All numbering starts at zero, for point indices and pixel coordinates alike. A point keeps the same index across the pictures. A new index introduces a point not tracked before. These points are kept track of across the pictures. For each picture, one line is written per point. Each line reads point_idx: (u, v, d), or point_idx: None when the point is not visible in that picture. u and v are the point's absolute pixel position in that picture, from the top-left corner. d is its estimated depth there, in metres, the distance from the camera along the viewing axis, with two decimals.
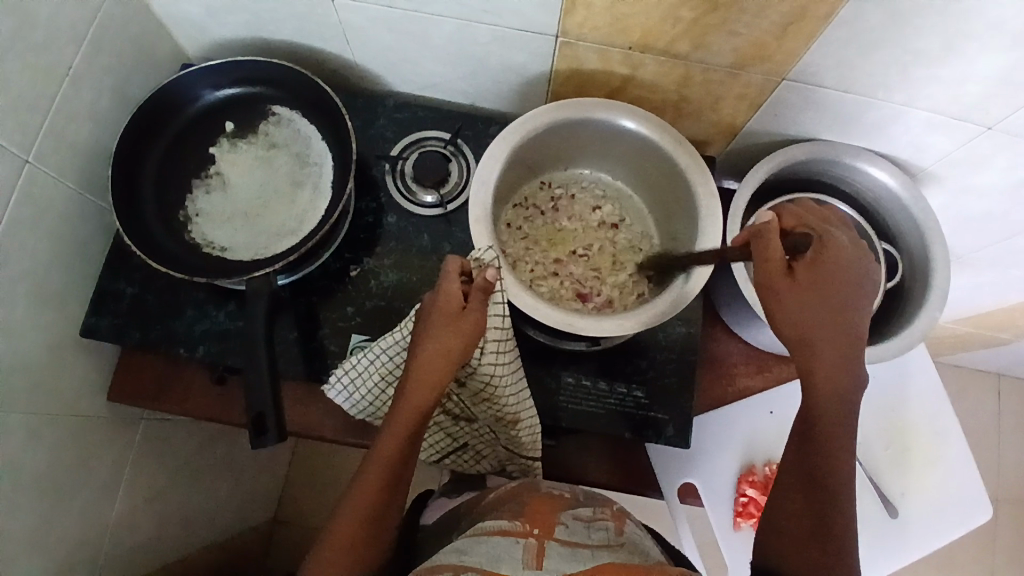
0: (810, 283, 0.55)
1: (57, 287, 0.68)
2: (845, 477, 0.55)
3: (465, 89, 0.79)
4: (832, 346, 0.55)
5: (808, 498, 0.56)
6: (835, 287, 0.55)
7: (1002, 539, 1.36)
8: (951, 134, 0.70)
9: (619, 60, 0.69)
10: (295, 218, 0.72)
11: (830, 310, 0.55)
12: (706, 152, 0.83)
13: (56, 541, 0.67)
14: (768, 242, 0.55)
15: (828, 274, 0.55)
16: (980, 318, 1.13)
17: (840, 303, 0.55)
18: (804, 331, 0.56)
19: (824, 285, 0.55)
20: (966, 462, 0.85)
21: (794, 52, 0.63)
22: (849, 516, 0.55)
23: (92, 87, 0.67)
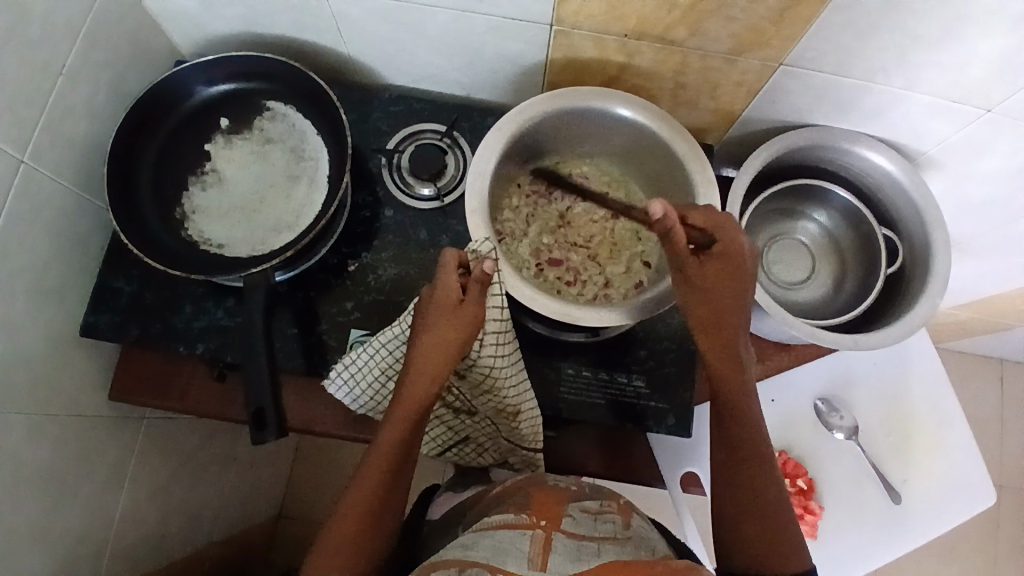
0: (712, 273, 0.60)
1: (56, 286, 0.68)
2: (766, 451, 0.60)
3: (461, 80, 0.79)
4: (731, 329, 0.61)
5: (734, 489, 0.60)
6: (730, 274, 0.60)
7: (1005, 524, 1.36)
8: (950, 119, 0.70)
9: (615, 48, 0.68)
10: (292, 214, 0.72)
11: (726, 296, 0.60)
12: (704, 141, 0.82)
13: (60, 539, 0.67)
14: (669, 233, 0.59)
15: (723, 264, 0.60)
16: (981, 304, 1.12)
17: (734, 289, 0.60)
18: (704, 315, 0.61)
19: (725, 275, 0.60)
20: (970, 447, 0.85)
21: (791, 36, 0.62)
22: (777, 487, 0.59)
23: (85, 84, 0.67)
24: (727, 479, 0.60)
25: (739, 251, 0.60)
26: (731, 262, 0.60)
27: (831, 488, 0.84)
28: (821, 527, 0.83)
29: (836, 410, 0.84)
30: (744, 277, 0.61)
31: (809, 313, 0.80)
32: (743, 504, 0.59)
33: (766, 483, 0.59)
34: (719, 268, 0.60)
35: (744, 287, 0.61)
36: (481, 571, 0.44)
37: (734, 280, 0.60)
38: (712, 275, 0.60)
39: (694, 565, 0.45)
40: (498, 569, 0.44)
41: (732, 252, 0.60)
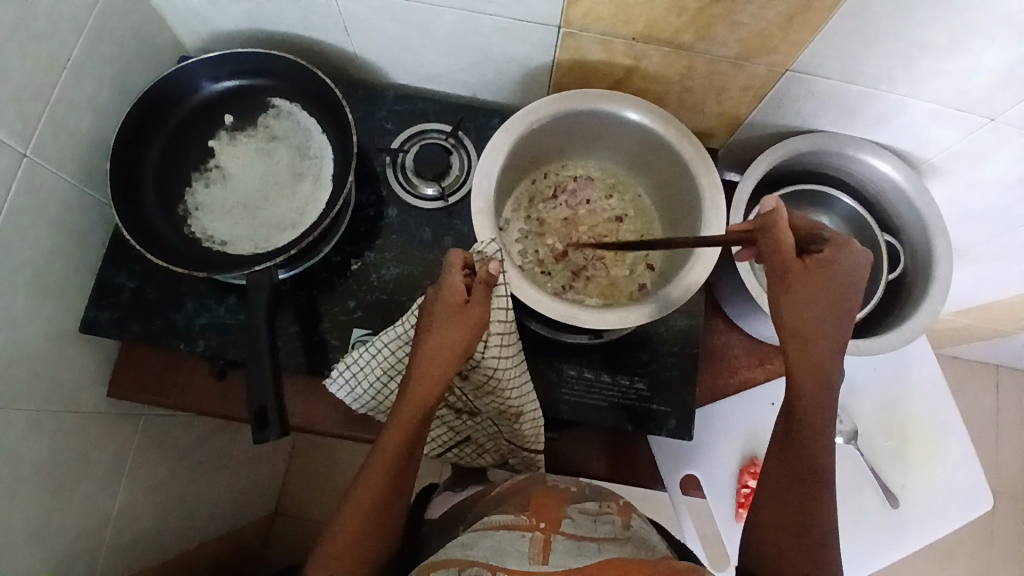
0: (815, 280, 0.55)
1: (57, 282, 0.68)
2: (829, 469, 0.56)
3: (466, 80, 0.78)
4: (825, 347, 0.56)
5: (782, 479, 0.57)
6: (832, 285, 0.55)
7: (999, 530, 1.37)
8: (954, 127, 0.70)
9: (622, 51, 0.68)
10: (296, 212, 0.71)
11: (825, 307, 0.55)
12: (708, 144, 0.82)
13: (58, 535, 0.67)
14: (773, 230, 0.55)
15: (835, 274, 0.55)
16: (979, 311, 1.13)
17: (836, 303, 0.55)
18: (797, 323, 0.56)
19: (829, 281, 0.55)
20: (966, 451, 0.86)
21: (799, 42, 0.62)
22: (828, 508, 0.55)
23: (90, 79, 0.66)
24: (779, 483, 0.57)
25: (853, 260, 0.55)
26: (838, 267, 0.55)
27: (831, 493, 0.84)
28: None
29: (836, 414, 0.84)
30: (849, 290, 0.56)
31: None
32: (783, 494, 0.57)
33: (822, 483, 0.56)
34: (823, 271, 0.55)
35: (846, 303, 0.55)
36: (480, 571, 0.44)
37: (837, 289, 0.55)
38: (814, 279, 0.55)
39: (694, 566, 0.45)
40: (498, 568, 0.44)
41: (843, 266, 0.55)
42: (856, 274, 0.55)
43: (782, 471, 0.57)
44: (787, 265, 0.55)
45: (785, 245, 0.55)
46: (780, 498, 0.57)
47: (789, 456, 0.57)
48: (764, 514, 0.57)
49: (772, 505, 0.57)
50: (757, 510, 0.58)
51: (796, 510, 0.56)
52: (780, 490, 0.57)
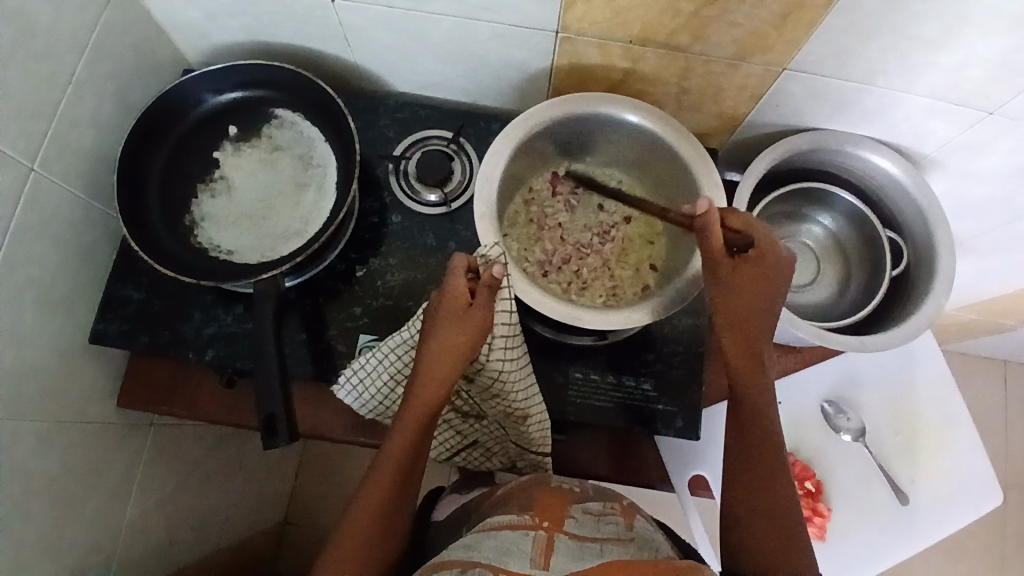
0: (747, 274, 0.59)
1: (65, 295, 0.68)
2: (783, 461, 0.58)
3: (465, 87, 0.79)
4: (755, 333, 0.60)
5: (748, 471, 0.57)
6: (763, 279, 0.59)
7: (1013, 524, 1.36)
8: (953, 121, 0.70)
9: (619, 54, 0.69)
10: (300, 220, 0.72)
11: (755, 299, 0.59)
12: (707, 144, 0.83)
13: (70, 545, 0.67)
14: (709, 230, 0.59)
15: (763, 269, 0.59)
16: (985, 305, 1.12)
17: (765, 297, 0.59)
18: (732, 315, 0.59)
19: (759, 277, 0.59)
20: (975, 447, 0.85)
21: (793, 40, 0.63)
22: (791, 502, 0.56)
23: (93, 94, 0.68)
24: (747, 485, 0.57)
25: (781, 257, 0.59)
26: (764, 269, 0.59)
27: (838, 489, 0.84)
28: (829, 527, 0.83)
29: (844, 411, 0.85)
30: (776, 288, 0.60)
31: (816, 316, 0.80)
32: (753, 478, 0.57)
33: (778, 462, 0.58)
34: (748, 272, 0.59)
35: (775, 296, 0.60)
36: (483, 571, 0.44)
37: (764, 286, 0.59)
38: (744, 275, 0.59)
39: (695, 564, 0.45)
40: (501, 569, 0.44)
41: (774, 262, 0.59)
42: (783, 266, 0.59)
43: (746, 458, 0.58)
44: (714, 261, 0.59)
45: (715, 245, 0.59)
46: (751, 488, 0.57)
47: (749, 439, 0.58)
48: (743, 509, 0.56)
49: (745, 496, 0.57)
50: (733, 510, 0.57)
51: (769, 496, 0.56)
52: (746, 482, 0.57)
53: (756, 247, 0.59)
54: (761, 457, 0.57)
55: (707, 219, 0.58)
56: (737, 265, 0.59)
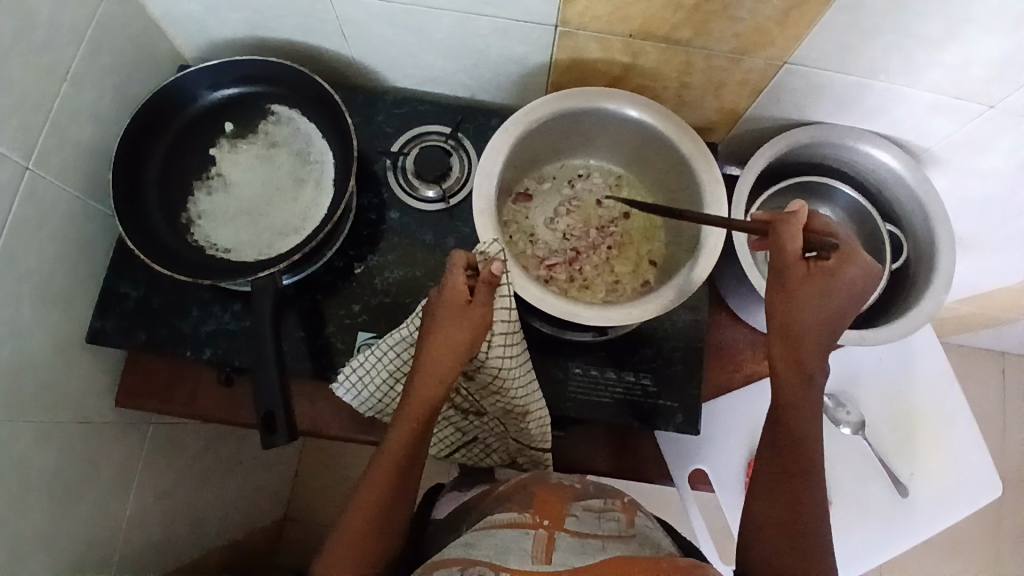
0: (819, 284, 0.56)
1: (63, 292, 0.68)
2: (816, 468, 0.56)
3: (464, 82, 0.79)
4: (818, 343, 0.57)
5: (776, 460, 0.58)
6: (837, 292, 0.56)
7: (1008, 517, 1.37)
8: (953, 116, 0.70)
9: (620, 48, 0.68)
10: (299, 217, 0.72)
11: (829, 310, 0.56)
12: (707, 139, 0.83)
13: (69, 544, 0.67)
14: (789, 232, 0.56)
15: (842, 280, 0.56)
16: (982, 300, 1.13)
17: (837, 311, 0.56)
18: (791, 320, 0.57)
19: (834, 289, 0.56)
20: (975, 440, 0.86)
21: (795, 35, 0.63)
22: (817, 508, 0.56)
23: (89, 91, 0.67)
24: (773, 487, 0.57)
25: (861, 273, 0.56)
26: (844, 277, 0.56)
27: (837, 482, 0.84)
28: (829, 521, 0.83)
29: (843, 404, 0.85)
30: (856, 300, 0.57)
31: None
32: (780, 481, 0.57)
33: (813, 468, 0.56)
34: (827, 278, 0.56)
35: (846, 312, 0.57)
36: (484, 570, 0.44)
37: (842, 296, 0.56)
38: (815, 283, 0.56)
39: (697, 564, 0.45)
40: (501, 568, 0.44)
41: (852, 276, 0.56)
42: (861, 283, 0.56)
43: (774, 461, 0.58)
44: (791, 264, 0.57)
45: (795, 246, 0.56)
46: (775, 477, 0.57)
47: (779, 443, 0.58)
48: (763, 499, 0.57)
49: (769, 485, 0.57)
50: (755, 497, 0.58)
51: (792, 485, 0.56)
52: (771, 484, 0.57)
53: (838, 253, 0.56)
54: (793, 462, 0.57)
55: (793, 218, 0.56)
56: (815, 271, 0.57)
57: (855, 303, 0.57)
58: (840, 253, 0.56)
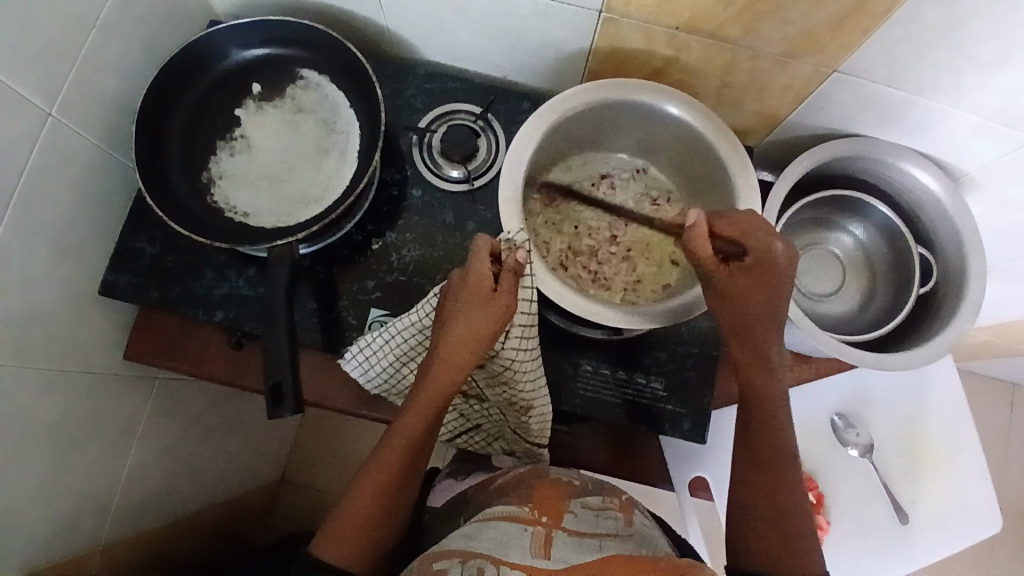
0: (742, 281, 0.60)
1: (78, 243, 0.67)
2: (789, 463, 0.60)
3: (499, 61, 0.77)
4: (766, 336, 0.61)
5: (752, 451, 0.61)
6: (762, 285, 0.60)
7: (999, 548, 1.36)
8: (1000, 143, 0.67)
9: (663, 40, 0.66)
10: (319, 188, 0.70)
11: (761, 301, 0.60)
12: (743, 142, 0.81)
13: (69, 493, 0.68)
14: (695, 243, 0.60)
15: (760, 273, 0.59)
16: (1002, 330, 1.10)
17: (767, 302, 0.60)
18: (740, 322, 0.61)
19: (757, 281, 0.60)
20: (980, 478, 0.84)
21: (848, 43, 0.60)
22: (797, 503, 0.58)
23: (118, 40, 0.65)
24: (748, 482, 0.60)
25: (777, 259, 0.59)
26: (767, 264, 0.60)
27: (839, 503, 0.83)
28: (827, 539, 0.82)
29: (852, 426, 0.83)
30: (786, 277, 0.60)
31: (834, 327, 0.78)
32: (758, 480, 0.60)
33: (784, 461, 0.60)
34: (748, 275, 0.60)
35: (780, 294, 0.60)
36: (483, 563, 0.43)
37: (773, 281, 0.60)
38: (741, 282, 0.60)
39: (694, 563, 0.44)
40: (501, 562, 0.43)
41: (769, 265, 0.59)
42: (784, 263, 0.59)
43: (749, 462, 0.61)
44: (712, 270, 0.60)
45: (706, 252, 0.60)
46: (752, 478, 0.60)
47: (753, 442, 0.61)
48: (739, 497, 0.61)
49: (746, 481, 0.60)
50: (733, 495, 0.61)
51: (769, 486, 0.59)
52: (749, 474, 0.60)
53: (751, 250, 0.59)
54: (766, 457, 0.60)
55: (694, 228, 0.60)
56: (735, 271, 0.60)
57: (783, 285, 0.60)
58: (749, 248, 0.59)
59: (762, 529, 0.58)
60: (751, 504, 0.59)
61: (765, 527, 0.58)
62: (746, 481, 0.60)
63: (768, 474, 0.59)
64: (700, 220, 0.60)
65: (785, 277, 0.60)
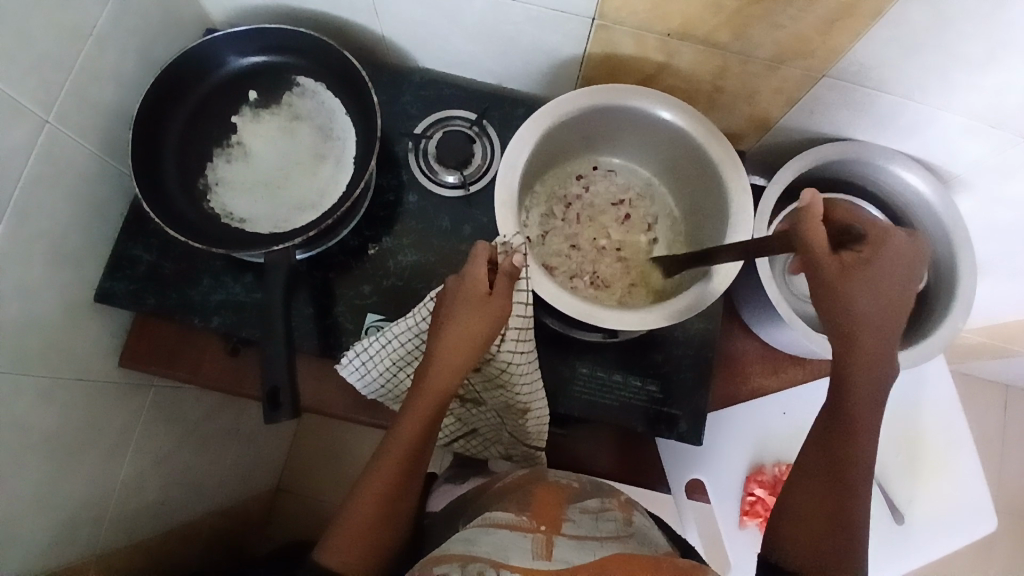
0: (858, 278, 0.53)
1: (74, 250, 0.67)
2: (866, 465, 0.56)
3: (493, 67, 0.77)
4: (877, 340, 0.54)
5: (827, 447, 0.57)
6: (880, 281, 0.53)
7: (997, 549, 1.37)
8: (987, 144, 0.69)
9: (655, 46, 0.67)
10: (316, 193, 0.71)
11: (877, 302, 0.53)
12: (736, 146, 0.82)
13: (65, 501, 0.67)
14: (812, 227, 0.52)
15: (880, 268, 0.53)
16: (995, 330, 1.11)
17: (884, 302, 0.54)
18: (851, 321, 0.54)
19: (876, 277, 0.53)
20: (974, 475, 0.85)
21: (836, 48, 0.61)
22: (864, 511, 0.55)
23: (114, 48, 0.66)
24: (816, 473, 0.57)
25: (898, 254, 0.54)
26: (884, 259, 0.53)
27: None
28: None
29: None
30: (907, 278, 0.54)
31: None
32: (826, 470, 0.56)
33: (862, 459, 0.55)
34: (866, 271, 0.53)
35: (898, 295, 0.54)
36: (484, 566, 0.42)
37: (886, 281, 0.53)
38: (855, 278, 0.53)
39: (697, 564, 0.45)
40: (501, 565, 0.42)
41: (889, 259, 0.53)
42: (907, 257, 0.54)
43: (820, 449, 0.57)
44: (823, 263, 0.53)
45: (818, 240, 0.52)
46: (820, 470, 0.56)
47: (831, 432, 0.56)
48: (803, 483, 0.57)
49: (814, 467, 0.57)
50: (795, 478, 0.58)
51: (837, 480, 0.55)
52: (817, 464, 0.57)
53: (868, 242, 0.54)
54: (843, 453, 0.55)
55: (810, 210, 0.52)
56: (847, 262, 0.53)
57: (900, 287, 0.54)
58: (867, 239, 0.54)
59: (817, 523, 0.55)
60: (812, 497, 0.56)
61: (820, 523, 0.55)
62: (814, 471, 0.57)
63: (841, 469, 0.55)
64: (819, 199, 0.52)
65: (908, 279, 0.54)
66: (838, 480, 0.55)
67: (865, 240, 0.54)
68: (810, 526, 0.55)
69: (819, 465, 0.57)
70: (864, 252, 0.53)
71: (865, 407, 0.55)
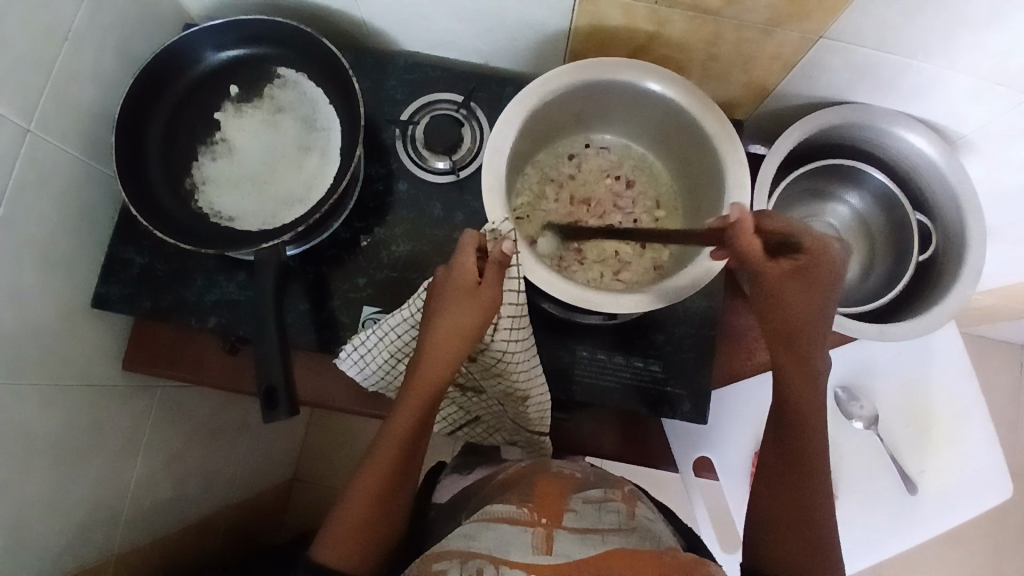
0: (789, 284, 0.56)
1: (66, 257, 0.67)
2: (823, 464, 0.57)
3: (478, 47, 0.75)
4: (816, 339, 0.58)
5: (781, 450, 0.58)
6: (813, 286, 0.56)
7: (1014, 513, 1.35)
8: (995, 103, 0.66)
9: (644, 15, 0.64)
10: (303, 187, 0.70)
11: (811, 304, 0.57)
12: (733, 115, 0.79)
13: (77, 505, 0.68)
14: (747, 241, 0.55)
15: (813, 275, 0.56)
16: (1009, 293, 1.09)
17: (819, 305, 0.57)
18: (787, 324, 0.58)
19: (808, 283, 0.56)
20: (988, 442, 0.83)
21: (833, 8, 0.58)
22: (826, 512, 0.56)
23: (91, 49, 0.65)
24: (776, 477, 0.58)
25: (830, 257, 0.55)
26: (818, 268, 0.56)
27: (847, 478, 0.83)
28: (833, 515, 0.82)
29: (857, 398, 0.82)
30: (835, 281, 0.57)
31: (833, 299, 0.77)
32: (785, 475, 0.58)
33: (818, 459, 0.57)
34: (799, 276, 0.56)
35: (832, 294, 0.57)
36: (483, 563, 0.42)
37: (820, 288, 0.56)
38: (790, 284, 0.56)
39: (699, 560, 0.44)
40: (502, 561, 0.42)
41: (823, 263, 0.55)
42: (838, 261, 0.56)
43: (777, 454, 0.59)
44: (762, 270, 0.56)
45: (756, 249, 0.55)
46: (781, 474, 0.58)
47: (781, 434, 0.59)
48: (764, 490, 0.58)
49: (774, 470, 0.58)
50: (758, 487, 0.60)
51: (795, 482, 0.57)
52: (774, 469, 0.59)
53: (807, 248, 0.55)
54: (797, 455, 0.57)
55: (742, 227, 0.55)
56: (786, 269, 0.56)
57: (832, 292, 0.57)
58: (806, 247, 0.55)
59: (782, 528, 0.56)
60: (773, 502, 0.57)
61: (786, 526, 0.56)
62: (775, 476, 0.58)
63: (798, 470, 0.57)
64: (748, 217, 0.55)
65: (839, 279, 0.56)
66: (796, 481, 0.57)
67: (802, 247, 0.56)
68: (773, 531, 0.56)
69: (778, 467, 0.58)
70: (801, 260, 0.56)
71: (810, 409, 0.58)
